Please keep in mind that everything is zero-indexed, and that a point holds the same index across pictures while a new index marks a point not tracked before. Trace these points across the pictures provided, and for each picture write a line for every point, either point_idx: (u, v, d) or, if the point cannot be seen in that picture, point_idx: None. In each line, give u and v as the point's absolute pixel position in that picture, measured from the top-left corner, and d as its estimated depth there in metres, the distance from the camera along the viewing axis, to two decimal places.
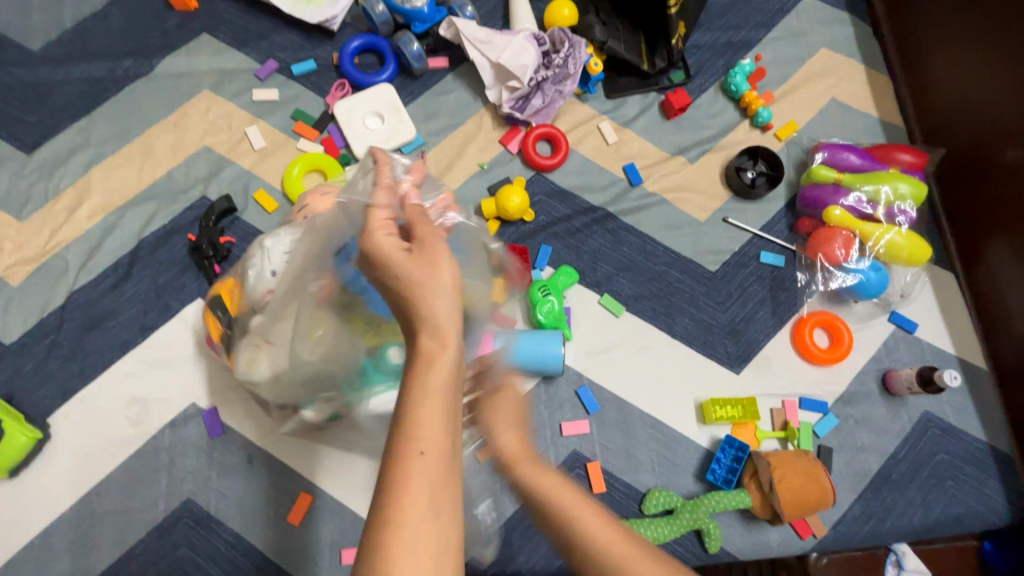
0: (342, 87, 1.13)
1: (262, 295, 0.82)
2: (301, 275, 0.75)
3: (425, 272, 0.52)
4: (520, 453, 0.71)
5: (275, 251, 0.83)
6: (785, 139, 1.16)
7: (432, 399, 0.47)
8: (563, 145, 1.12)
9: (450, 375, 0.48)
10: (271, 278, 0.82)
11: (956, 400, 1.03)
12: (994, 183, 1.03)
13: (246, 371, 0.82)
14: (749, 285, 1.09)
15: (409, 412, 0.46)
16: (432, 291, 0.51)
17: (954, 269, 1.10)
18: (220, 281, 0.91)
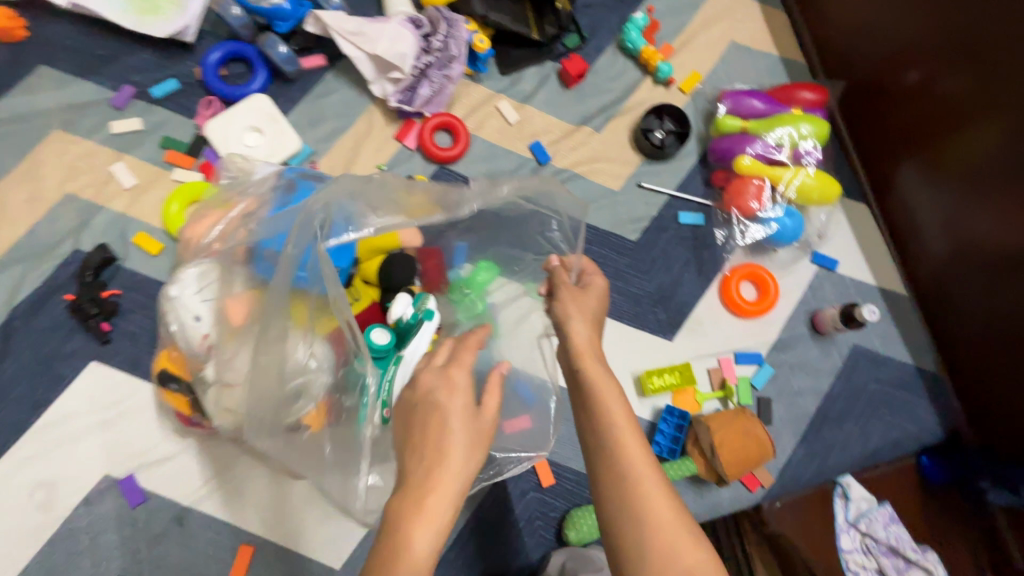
0: (211, 105, 1.02)
1: (200, 345, 0.76)
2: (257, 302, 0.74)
3: (466, 437, 0.57)
4: (588, 348, 0.69)
5: (190, 297, 0.77)
6: (690, 92, 1.12)
7: (425, 541, 0.52)
8: (463, 133, 1.05)
9: (442, 523, 0.53)
10: (200, 326, 0.76)
11: (882, 329, 1.05)
12: (897, 106, 1.02)
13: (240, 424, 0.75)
14: (672, 249, 1.07)
15: (401, 543, 0.51)
16: (453, 455, 0.56)
17: (868, 198, 1.11)
18: (158, 354, 0.84)
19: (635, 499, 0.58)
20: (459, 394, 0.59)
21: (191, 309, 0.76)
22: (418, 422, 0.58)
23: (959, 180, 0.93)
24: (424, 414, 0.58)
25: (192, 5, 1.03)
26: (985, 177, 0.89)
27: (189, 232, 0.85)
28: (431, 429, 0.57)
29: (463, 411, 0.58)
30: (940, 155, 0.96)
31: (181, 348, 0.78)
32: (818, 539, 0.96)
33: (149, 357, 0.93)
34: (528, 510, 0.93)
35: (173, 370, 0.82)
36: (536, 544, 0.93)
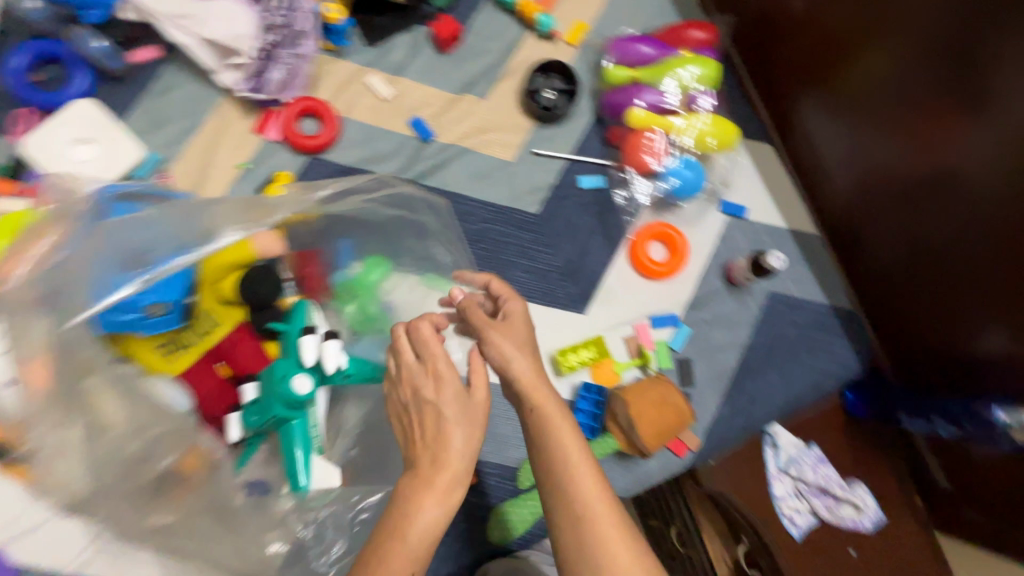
0: (27, 118, 0.88)
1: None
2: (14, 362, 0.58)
3: (460, 420, 0.57)
4: (535, 384, 0.59)
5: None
6: (576, 44, 1.04)
7: (432, 512, 0.52)
8: (331, 118, 0.95)
9: (440, 510, 0.53)
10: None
11: (795, 272, 1.03)
12: (789, 36, 0.95)
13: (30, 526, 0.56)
14: (576, 217, 1.01)
15: (403, 517, 0.52)
16: (451, 435, 0.56)
17: (772, 138, 1.07)
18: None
19: (593, 534, 0.52)
20: (450, 376, 0.59)
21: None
22: (423, 408, 0.58)
23: (856, 110, 0.89)
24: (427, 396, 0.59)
25: None
26: (879, 104, 0.85)
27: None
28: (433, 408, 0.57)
29: (457, 395, 0.58)
30: (837, 86, 0.90)
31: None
32: (752, 492, 0.95)
33: None
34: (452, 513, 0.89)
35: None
36: (465, 546, 0.88)
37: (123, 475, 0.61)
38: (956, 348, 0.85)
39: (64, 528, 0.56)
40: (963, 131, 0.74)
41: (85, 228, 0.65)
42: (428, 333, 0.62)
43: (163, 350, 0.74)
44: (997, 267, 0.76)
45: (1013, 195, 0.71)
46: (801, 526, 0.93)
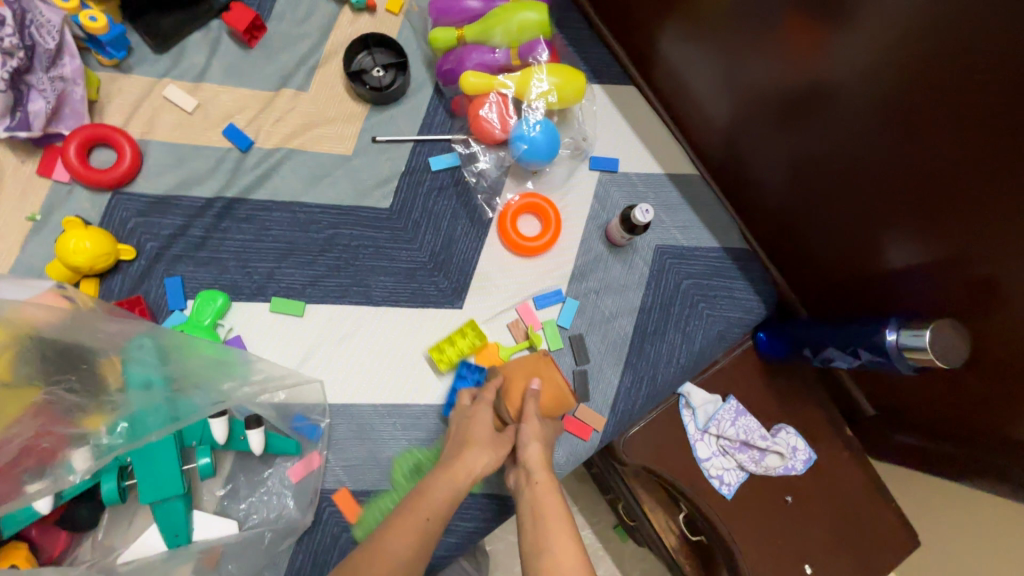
0: None
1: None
2: None
3: (490, 443, 0.68)
4: (544, 467, 0.65)
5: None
6: (399, 11, 0.92)
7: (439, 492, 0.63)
8: (124, 144, 0.82)
9: (440, 510, 0.61)
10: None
11: (681, 219, 0.95)
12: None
13: None
14: (434, 204, 0.91)
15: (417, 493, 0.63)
16: (472, 453, 0.66)
17: (635, 80, 0.98)
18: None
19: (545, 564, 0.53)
20: (483, 412, 0.71)
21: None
22: (462, 432, 0.69)
23: (715, 34, 0.79)
24: (468, 422, 0.71)
25: None
26: (736, 27, 0.75)
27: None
28: (468, 423, 0.70)
29: (488, 424, 0.70)
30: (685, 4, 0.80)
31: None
32: (671, 461, 0.89)
33: None
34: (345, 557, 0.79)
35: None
36: None
37: None
38: (872, 274, 0.77)
39: None
40: (827, 39, 0.64)
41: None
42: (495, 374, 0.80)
43: None
44: (890, 184, 0.67)
45: (888, 101, 0.62)
46: (732, 485, 0.89)
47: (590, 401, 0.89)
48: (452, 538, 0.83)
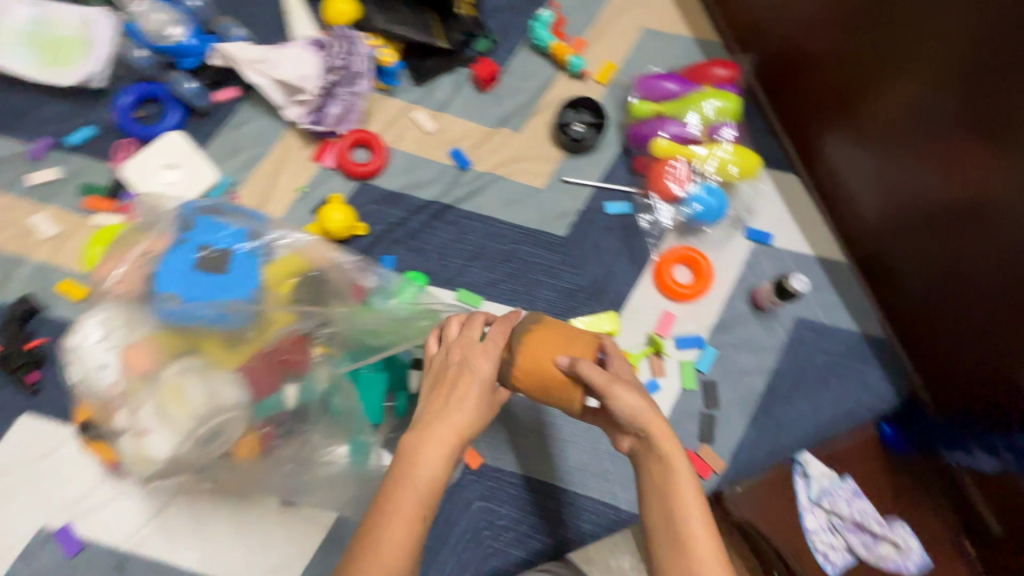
0: (127, 147, 1.03)
1: (106, 393, 0.69)
2: (138, 332, 0.70)
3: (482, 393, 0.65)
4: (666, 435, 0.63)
5: (93, 344, 0.69)
6: (605, 82, 1.12)
7: (432, 463, 0.60)
8: (380, 148, 1.05)
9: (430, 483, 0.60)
10: (104, 374, 0.69)
11: (824, 299, 1.03)
12: (814, 71, 0.99)
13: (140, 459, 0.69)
14: (602, 241, 1.05)
15: (409, 468, 0.60)
16: (462, 416, 0.63)
17: (796, 169, 1.10)
18: (76, 407, 0.77)
19: (683, 545, 0.60)
20: (485, 364, 0.67)
21: (95, 357, 0.69)
22: (452, 379, 0.66)
23: (881, 144, 0.90)
24: (459, 370, 0.66)
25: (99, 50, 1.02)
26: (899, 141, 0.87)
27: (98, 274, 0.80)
28: (460, 374, 0.65)
29: (484, 381, 0.66)
30: (859, 117, 0.93)
31: (83, 394, 0.71)
32: (781, 523, 0.91)
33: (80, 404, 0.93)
34: (474, 520, 0.92)
35: (87, 419, 0.75)
36: (483, 554, 0.90)
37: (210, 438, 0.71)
38: (995, 389, 0.82)
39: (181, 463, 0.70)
40: (983, 166, 0.75)
41: (178, 240, 0.74)
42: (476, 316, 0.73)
43: (227, 344, 0.72)
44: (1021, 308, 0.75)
45: None
46: (836, 564, 0.90)
47: (712, 443, 0.96)
48: (565, 532, 0.92)
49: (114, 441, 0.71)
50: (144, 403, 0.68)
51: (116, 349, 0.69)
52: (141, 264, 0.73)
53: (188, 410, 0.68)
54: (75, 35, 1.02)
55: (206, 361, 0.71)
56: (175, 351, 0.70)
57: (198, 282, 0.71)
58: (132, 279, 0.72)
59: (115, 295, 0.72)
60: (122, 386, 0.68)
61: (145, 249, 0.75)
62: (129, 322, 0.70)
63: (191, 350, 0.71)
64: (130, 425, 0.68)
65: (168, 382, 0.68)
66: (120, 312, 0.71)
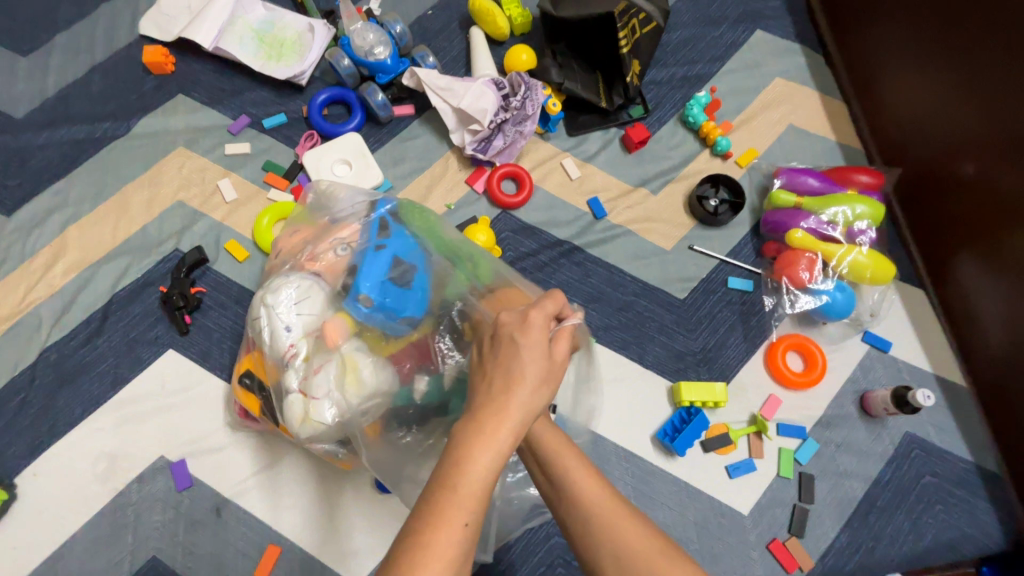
0: (311, 138, 1.16)
1: (286, 353, 0.79)
2: (332, 309, 0.81)
3: (540, 388, 0.59)
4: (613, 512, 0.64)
5: (284, 306, 0.80)
6: (745, 166, 1.18)
7: (485, 464, 0.54)
8: (527, 184, 1.14)
9: (480, 491, 0.53)
10: (288, 335, 0.79)
11: (937, 420, 1.01)
12: (958, 193, 1.02)
13: (300, 419, 0.77)
14: (719, 311, 1.08)
15: (457, 467, 0.53)
16: (518, 413, 0.57)
17: (925, 286, 1.09)
18: (241, 358, 0.86)
19: None
20: (536, 335, 0.63)
21: (285, 318, 0.79)
22: (506, 349, 0.62)
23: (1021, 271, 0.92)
24: (519, 355, 0.61)
25: (311, 55, 1.18)
26: None
27: (281, 242, 0.94)
28: (517, 361, 0.60)
29: (540, 357, 0.61)
30: (1002, 241, 0.95)
31: (264, 350, 0.81)
32: None
33: (219, 351, 1.02)
34: (551, 554, 0.93)
35: (249, 368, 0.84)
36: None
37: (358, 413, 0.77)
38: None
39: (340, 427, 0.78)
40: None
41: (370, 240, 0.85)
42: (545, 308, 0.66)
43: (386, 335, 0.80)
44: None
45: None
46: None
47: (802, 538, 0.94)
48: None
49: (279, 398, 0.79)
50: (320, 369, 0.77)
51: (304, 317, 0.80)
52: (335, 250, 0.85)
53: (359, 386, 0.76)
54: (295, 38, 1.20)
55: (369, 344, 0.79)
56: (352, 330, 0.79)
57: (383, 286, 0.80)
58: (322, 258, 0.85)
59: (314, 270, 0.84)
60: (305, 350, 0.78)
61: (343, 236, 0.87)
62: (327, 298, 0.81)
63: (361, 332, 0.80)
64: (301, 387, 0.77)
65: (344, 357, 0.77)
66: (313, 285, 0.82)
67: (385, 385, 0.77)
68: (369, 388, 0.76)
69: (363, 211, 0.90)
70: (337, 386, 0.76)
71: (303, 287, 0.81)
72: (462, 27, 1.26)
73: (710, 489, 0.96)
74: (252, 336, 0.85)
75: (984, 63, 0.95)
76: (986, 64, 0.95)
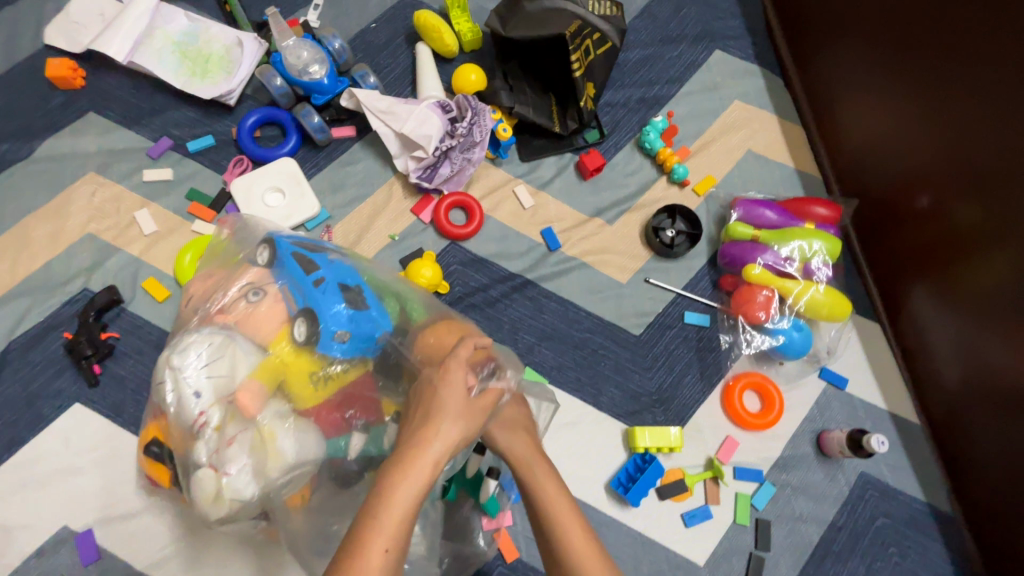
0: (240, 163, 1.07)
1: (195, 421, 0.70)
2: (245, 368, 0.72)
3: (456, 423, 0.62)
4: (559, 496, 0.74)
5: (193, 367, 0.71)
6: (703, 194, 1.14)
7: (405, 496, 0.57)
8: (477, 214, 1.07)
9: (402, 516, 0.56)
10: (196, 402, 0.70)
11: (892, 459, 0.99)
12: (905, 224, 1.02)
13: (212, 495, 0.69)
14: (675, 348, 1.04)
15: (381, 497, 0.57)
16: (436, 445, 0.60)
17: (881, 320, 1.08)
18: (146, 424, 0.78)
19: None
20: (456, 373, 0.65)
21: (193, 382, 0.70)
22: (429, 394, 0.64)
23: (970, 307, 0.91)
24: (437, 394, 0.64)
25: (239, 72, 1.09)
26: (994, 307, 0.87)
27: (191, 288, 0.86)
28: (437, 400, 0.64)
29: (460, 393, 0.64)
30: (954, 279, 0.94)
31: (171, 418, 0.72)
32: None
33: (134, 404, 0.93)
34: None
35: (157, 436, 0.76)
36: None
37: (283, 482, 0.70)
38: None
39: (263, 502, 0.70)
40: None
41: (302, 279, 0.76)
42: (460, 357, 0.67)
43: (314, 381, 0.72)
44: None
45: None
46: None
47: None
48: None
49: (187, 471, 0.71)
50: (233, 440, 0.69)
51: (215, 379, 0.71)
52: (243, 298, 0.77)
53: (279, 458, 0.68)
54: (222, 53, 1.10)
55: (294, 406, 0.72)
56: (270, 392, 0.71)
57: (348, 316, 0.73)
58: (232, 310, 0.76)
59: (226, 323, 0.75)
60: (217, 417, 0.70)
61: (250, 281, 0.79)
62: (238, 356, 0.72)
63: (281, 391, 0.72)
64: (211, 462, 0.69)
65: (263, 428, 0.69)
66: (227, 341, 0.73)
67: (314, 451, 0.70)
68: (291, 458, 0.69)
69: (260, 250, 0.81)
70: (255, 459, 0.68)
71: (215, 345, 0.73)
72: (408, 42, 1.18)
73: (664, 539, 0.93)
74: (157, 401, 0.76)
75: (940, 88, 0.92)
76: (942, 89, 0.92)
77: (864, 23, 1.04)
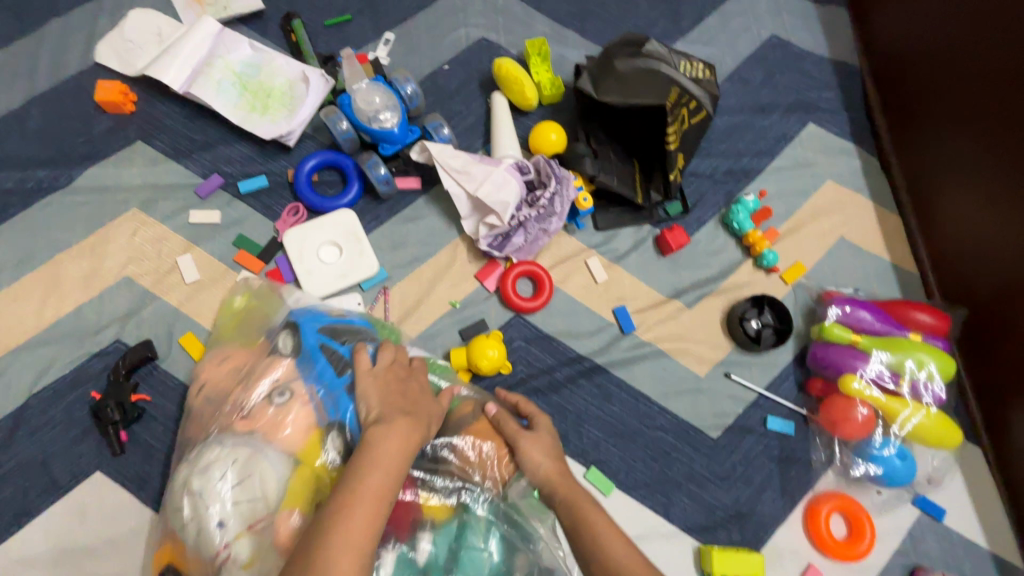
0: (295, 212, 0.98)
1: (218, 555, 0.62)
2: (277, 493, 0.64)
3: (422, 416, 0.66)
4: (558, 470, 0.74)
5: (218, 490, 0.63)
6: (792, 282, 1.04)
7: (380, 478, 0.58)
8: (546, 287, 0.98)
9: (378, 494, 0.57)
10: (221, 533, 0.62)
11: None
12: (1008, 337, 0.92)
13: None
14: (755, 458, 0.94)
15: (355, 473, 0.58)
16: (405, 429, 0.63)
17: (981, 444, 0.97)
18: (157, 546, 0.68)
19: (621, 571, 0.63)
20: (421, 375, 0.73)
21: (218, 510, 0.62)
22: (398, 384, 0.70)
23: None
24: (405, 389, 0.69)
25: (302, 111, 1.00)
26: None
27: (204, 373, 0.80)
28: (406, 392, 0.69)
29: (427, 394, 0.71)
30: None
31: (190, 550, 0.63)
32: None
33: (160, 477, 0.83)
34: None
35: (168, 563, 0.65)
36: None
37: None
38: None
39: None
40: None
41: (331, 381, 0.72)
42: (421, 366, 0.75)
43: None
44: None
45: None
46: None
47: None
48: None
49: None
50: None
51: (242, 506, 0.63)
52: (268, 403, 0.70)
53: None
54: (285, 88, 1.01)
55: None
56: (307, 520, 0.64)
57: None
58: (258, 417, 0.69)
59: (254, 434, 0.68)
60: (246, 552, 0.61)
61: (275, 380, 0.72)
62: (269, 478, 0.65)
63: None
64: None
65: None
66: (254, 456, 0.66)
67: None
68: None
69: (282, 338, 0.76)
70: None
71: (242, 462, 0.65)
72: (482, 90, 1.09)
73: None
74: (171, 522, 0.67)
75: None
76: None
77: (971, 115, 0.96)
